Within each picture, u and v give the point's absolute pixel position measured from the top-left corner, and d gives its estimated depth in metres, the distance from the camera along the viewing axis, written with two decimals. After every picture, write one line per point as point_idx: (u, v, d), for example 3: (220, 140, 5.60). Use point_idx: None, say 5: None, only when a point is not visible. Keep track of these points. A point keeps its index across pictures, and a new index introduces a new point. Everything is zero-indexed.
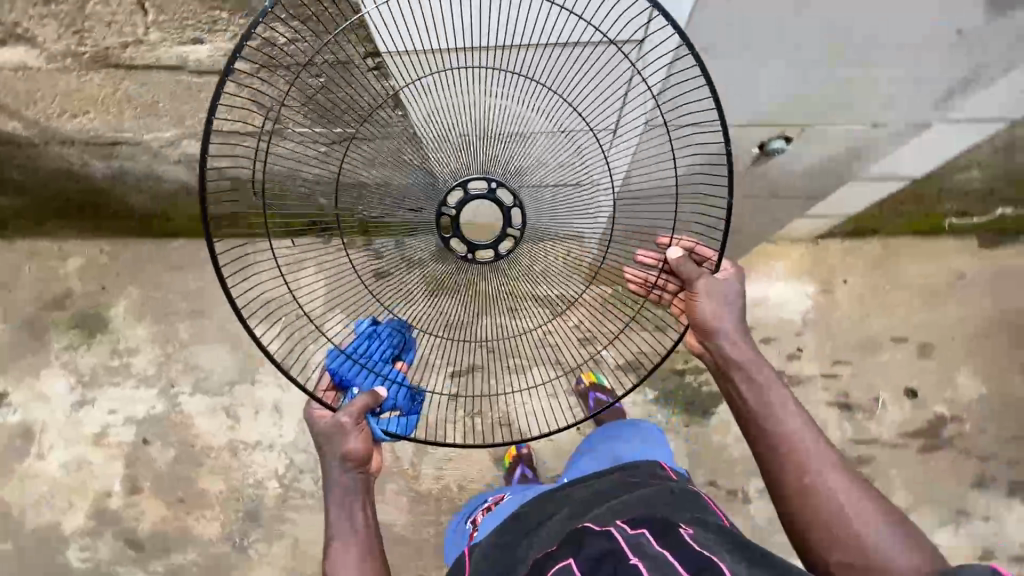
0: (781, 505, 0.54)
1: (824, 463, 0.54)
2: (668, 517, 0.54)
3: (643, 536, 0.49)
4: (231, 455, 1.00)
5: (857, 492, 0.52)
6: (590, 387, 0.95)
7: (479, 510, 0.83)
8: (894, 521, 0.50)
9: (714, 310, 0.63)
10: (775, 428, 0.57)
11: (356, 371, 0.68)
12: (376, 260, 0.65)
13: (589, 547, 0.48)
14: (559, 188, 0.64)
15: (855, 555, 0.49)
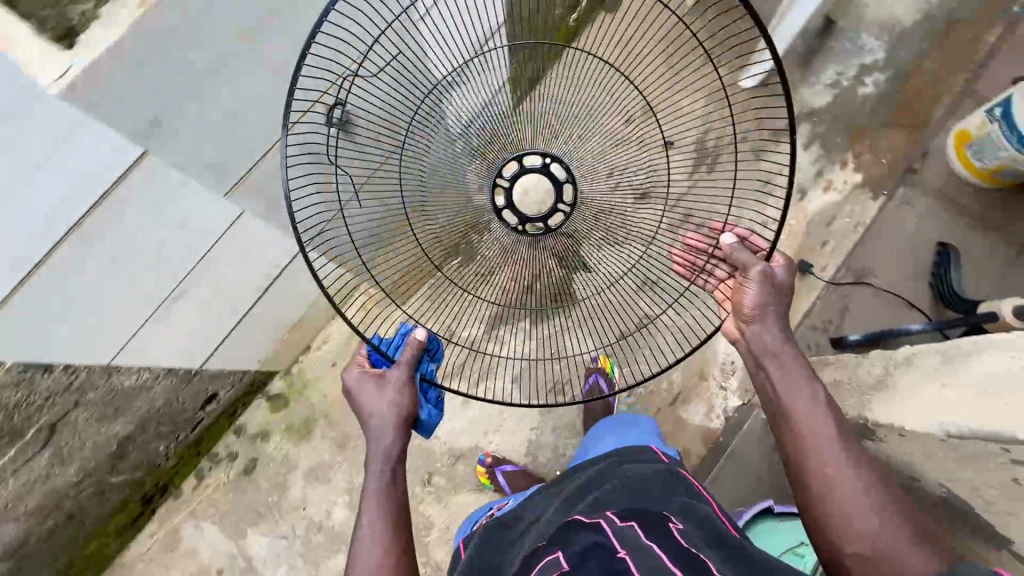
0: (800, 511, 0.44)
1: (852, 458, 0.43)
2: (653, 509, 0.44)
3: (633, 527, 0.39)
4: None
5: (882, 489, 0.42)
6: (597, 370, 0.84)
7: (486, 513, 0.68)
8: (919, 530, 0.40)
9: (763, 297, 0.53)
10: (796, 429, 0.47)
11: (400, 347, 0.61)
12: (434, 224, 0.62)
13: (575, 545, 0.38)
14: (615, 147, 0.61)
15: (876, 563, 0.39)
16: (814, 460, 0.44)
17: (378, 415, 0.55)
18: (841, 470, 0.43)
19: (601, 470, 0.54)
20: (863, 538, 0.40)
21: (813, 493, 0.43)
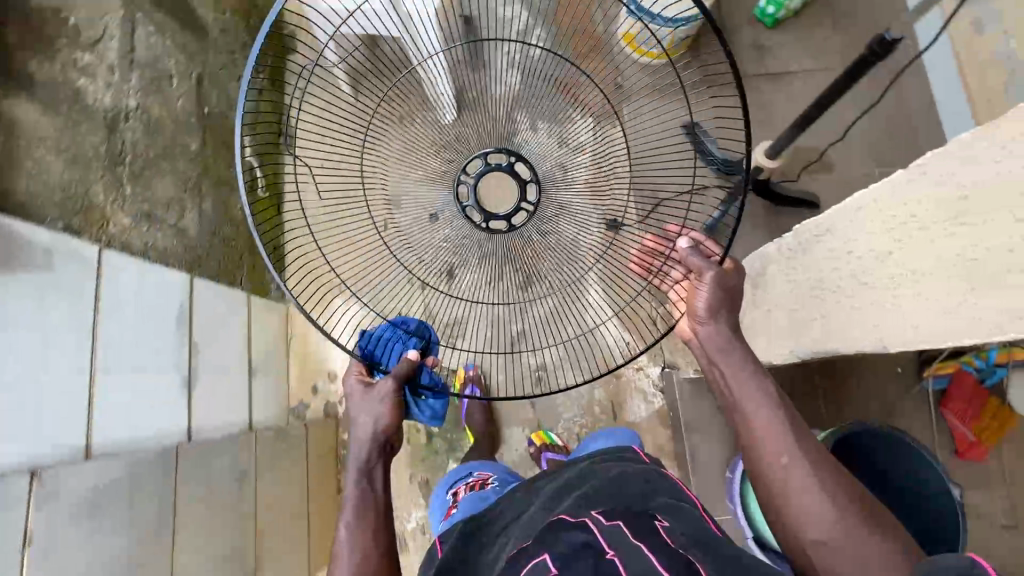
0: (766, 511, 0.45)
1: (808, 450, 0.44)
2: (641, 507, 0.42)
3: (619, 526, 0.37)
4: None
5: (833, 480, 0.42)
6: (544, 447, 0.87)
7: (463, 484, 0.75)
8: (885, 525, 0.40)
9: (718, 303, 0.52)
10: (744, 425, 0.47)
11: (387, 348, 0.62)
12: (395, 219, 0.60)
13: (563, 540, 0.37)
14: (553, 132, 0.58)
15: (849, 565, 0.39)
16: (772, 446, 0.45)
17: (361, 430, 0.55)
18: (796, 457, 0.44)
19: (584, 467, 0.51)
20: (818, 524, 0.41)
21: (771, 479, 0.44)
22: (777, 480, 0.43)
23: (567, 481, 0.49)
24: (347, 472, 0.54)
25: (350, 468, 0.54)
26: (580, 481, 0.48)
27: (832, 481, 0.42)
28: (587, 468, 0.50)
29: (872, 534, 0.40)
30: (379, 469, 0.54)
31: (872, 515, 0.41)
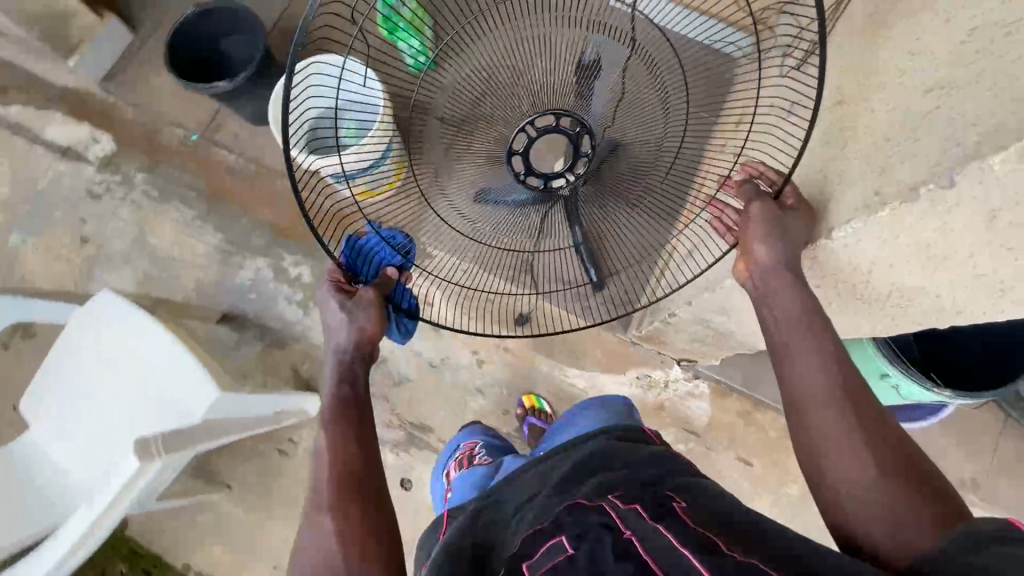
0: (818, 489, 0.70)
1: (851, 431, 0.70)
2: (658, 487, 0.68)
3: (635, 510, 0.62)
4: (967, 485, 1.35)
5: (863, 446, 0.69)
6: (530, 409, 1.41)
7: (454, 459, 1.22)
8: (897, 479, 0.66)
9: (770, 247, 0.81)
10: (815, 420, 0.72)
11: (365, 261, 1.01)
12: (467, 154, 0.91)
13: (590, 525, 0.60)
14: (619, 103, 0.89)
15: (889, 519, 0.64)
16: (839, 424, 0.70)
17: (332, 321, 0.92)
18: (863, 442, 0.69)
19: (599, 446, 0.81)
20: (872, 484, 0.66)
21: (830, 449, 0.70)
22: (835, 445, 0.70)
23: (587, 453, 0.80)
24: (329, 339, 0.94)
25: (332, 333, 0.93)
26: (609, 459, 0.77)
27: (899, 461, 0.67)
28: (610, 447, 0.80)
29: (925, 508, 0.63)
30: (359, 355, 0.92)
31: (925, 497, 0.64)
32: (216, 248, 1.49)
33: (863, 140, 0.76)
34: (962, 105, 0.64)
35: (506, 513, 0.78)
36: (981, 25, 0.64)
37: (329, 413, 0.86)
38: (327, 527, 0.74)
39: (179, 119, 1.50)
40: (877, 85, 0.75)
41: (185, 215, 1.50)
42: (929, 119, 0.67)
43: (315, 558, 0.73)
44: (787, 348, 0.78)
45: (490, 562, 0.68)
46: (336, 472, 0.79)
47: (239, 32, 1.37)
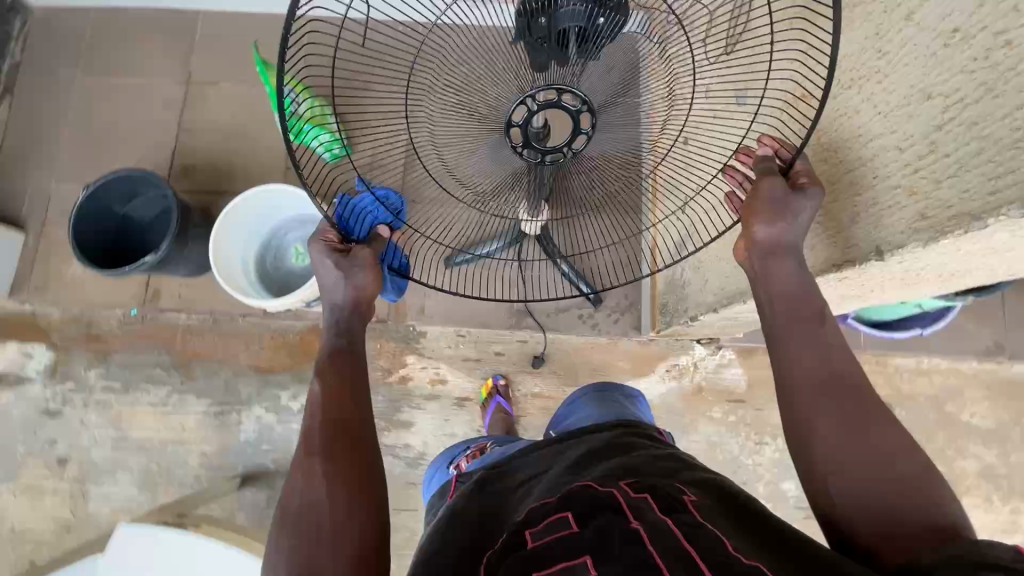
0: (802, 458, 0.73)
1: (846, 398, 0.73)
2: (669, 484, 0.69)
3: (668, 523, 0.61)
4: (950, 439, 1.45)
5: (852, 416, 0.71)
6: None
7: (462, 457, 1.19)
8: (898, 454, 0.68)
9: (774, 224, 0.82)
10: (801, 372, 0.76)
11: (354, 220, 1.10)
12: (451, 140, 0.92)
13: (619, 544, 0.59)
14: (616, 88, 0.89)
15: (874, 501, 0.66)
16: (829, 419, 0.71)
17: (328, 279, 0.99)
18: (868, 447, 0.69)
19: (609, 441, 0.86)
20: (868, 477, 0.67)
21: (820, 427, 0.71)
22: (832, 438, 0.70)
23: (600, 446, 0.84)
24: (325, 300, 1.01)
25: (329, 292, 1.00)
26: (617, 453, 0.81)
27: (908, 465, 0.67)
28: (618, 444, 0.84)
29: (913, 513, 0.65)
30: (351, 314, 1.01)
31: (929, 496, 0.66)
32: (211, 414, 1.60)
33: (888, 176, 0.73)
34: (964, 149, 0.62)
35: (514, 483, 0.83)
36: (971, 71, 0.61)
37: (330, 363, 0.93)
38: (318, 472, 0.79)
39: (142, 383, 1.62)
40: (877, 118, 0.74)
41: (192, 411, 1.61)
42: (934, 143, 0.66)
43: (306, 495, 0.77)
44: (795, 332, 0.79)
45: (494, 521, 0.75)
46: (327, 422, 0.84)
47: (138, 197, 1.47)
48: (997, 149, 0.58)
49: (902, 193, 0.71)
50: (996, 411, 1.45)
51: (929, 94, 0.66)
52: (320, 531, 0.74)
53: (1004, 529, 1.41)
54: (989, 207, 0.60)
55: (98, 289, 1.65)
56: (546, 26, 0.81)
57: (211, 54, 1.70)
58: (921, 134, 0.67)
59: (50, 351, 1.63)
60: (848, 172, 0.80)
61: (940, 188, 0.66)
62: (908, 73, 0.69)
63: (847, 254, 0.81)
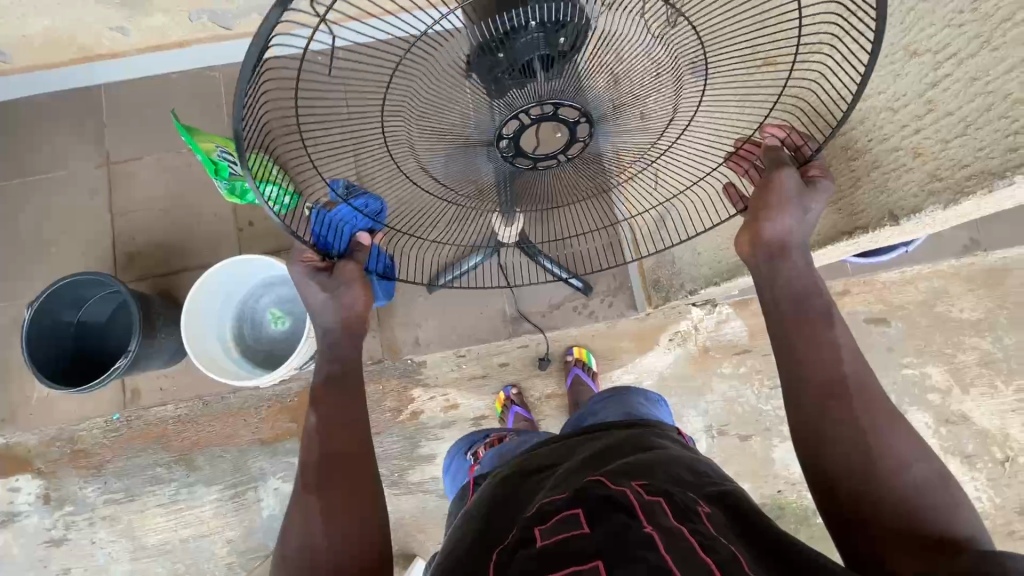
0: (815, 456, 0.73)
1: (864, 393, 0.74)
2: (689, 496, 0.69)
3: (684, 532, 0.61)
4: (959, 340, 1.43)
5: (878, 415, 0.72)
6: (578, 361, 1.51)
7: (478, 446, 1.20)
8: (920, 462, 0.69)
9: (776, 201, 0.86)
10: (817, 358, 0.78)
11: (334, 235, 1.02)
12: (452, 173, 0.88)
13: (635, 544, 0.58)
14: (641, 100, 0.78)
15: (900, 506, 0.66)
16: (837, 420, 0.73)
17: (317, 299, 0.96)
18: (877, 462, 0.69)
19: (622, 439, 0.85)
20: (876, 487, 0.68)
21: (827, 429, 0.73)
22: (841, 441, 0.72)
23: (613, 444, 0.84)
24: (314, 320, 0.98)
25: (318, 311, 0.97)
26: (627, 450, 0.82)
27: (917, 477, 0.68)
28: (628, 441, 0.85)
29: (920, 529, 0.65)
30: (344, 334, 0.98)
31: (936, 512, 0.66)
32: (226, 498, 1.53)
33: (887, 138, 0.93)
34: (969, 106, 0.82)
35: (540, 478, 0.82)
36: (959, 25, 0.81)
37: (321, 390, 0.90)
38: (316, 509, 0.78)
39: (146, 486, 1.53)
40: (865, 81, 0.95)
41: (207, 500, 1.53)
42: (930, 98, 0.86)
43: (304, 539, 0.76)
44: (803, 327, 0.81)
45: (506, 508, 0.76)
46: (322, 455, 0.82)
47: (89, 301, 1.37)
48: (1007, 105, 0.77)
49: (907, 154, 0.90)
50: (982, 300, 1.43)
51: (917, 52, 0.86)
52: (320, 573, 0.74)
53: (1013, 409, 1.40)
54: (1012, 163, 0.78)
55: (72, 402, 1.55)
56: (505, 61, 0.71)
57: (126, 131, 1.58)
58: (917, 96, 0.87)
59: (38, 479, 1.53)
60: (844, 137, 1.00)
61: (950, 147, 0.85)
62: (887, 32, 0.90)
63: (857, 221, 1.01)
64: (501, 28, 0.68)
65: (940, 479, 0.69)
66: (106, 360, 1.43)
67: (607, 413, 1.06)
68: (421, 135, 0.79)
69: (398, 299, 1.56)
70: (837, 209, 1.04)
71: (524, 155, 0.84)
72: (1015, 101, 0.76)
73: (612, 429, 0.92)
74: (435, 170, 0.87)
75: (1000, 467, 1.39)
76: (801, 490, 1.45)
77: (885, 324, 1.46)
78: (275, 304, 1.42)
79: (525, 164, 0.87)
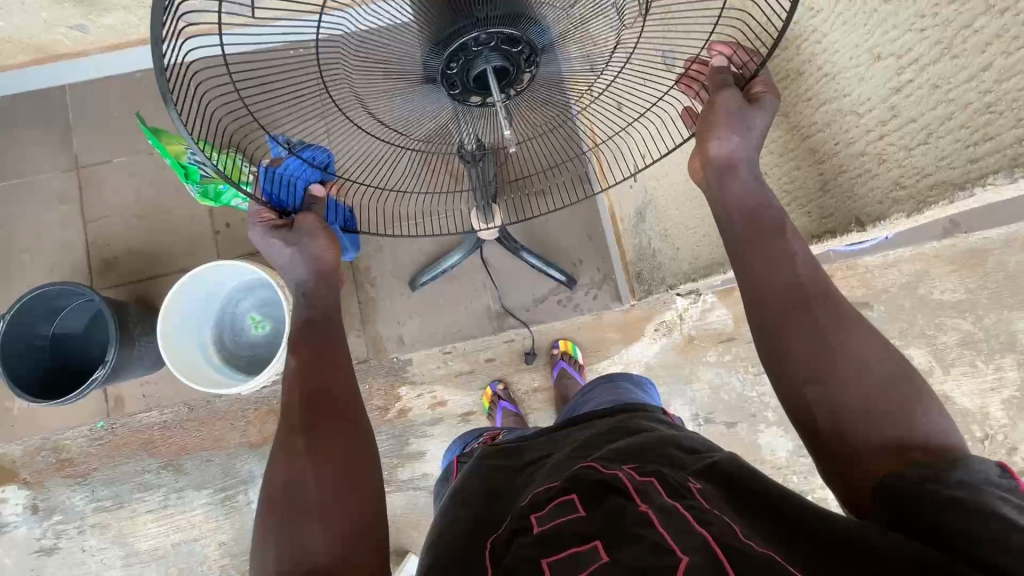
0: (782, 380, 0.73)
1: (827, 305, 0.74)
2: (679, 475, 0.67)
3: (678, 506, 0.60)
4: (942, 323, 1.41)
5: (841, 329, 0.72)
6: (564, 352, 1.51)
7: (479, 438, 1.18)
8: (885, 358, 0.69)
9: (728, 124, 0.86)
10: (783, 276, 0.78)
11: (287, 192, 0.97)
12: (400, 120, 0.84)
13: (635, 532, 0.57)
14: (589, 41, 0.75)
15: (873, 413, 0.66)
16: (799, 330, 0.73)
17: (282, 256, 0.95)
18: (845, 370, 0.69)
19: (616, 424, 0.83)
20: (844, 391, 0.68)
21: (790, 342, 0.73)
22: (803, 351, 0.72)
23: (606, 431, 0.81)
24: (287, 279, 0.97)
25: (289, 268, 0.96)
26: (620, 436, 0.79)
27: (883, 373, 0.68)
28: (620, 426, 0.82)
29: (890, 426, 0.65)
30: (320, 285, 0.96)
31: (904, 405, 0.66)
32: (216, 501, 1.53)
33: (853, 142, 0.93)
34: (931, 115, 0.81)
35: (527, 465, 0.80)
36: (921, 30, 0.80)
37: (302, 336, 0.88)
38: (302, 446, 0.73)
39: (134, 492, 1.53)
40: (831, 83, 0.94)
41: (196, 504, 1.53)
42: (893, 105, 0.86)
43: (290, 476, 0.70)
44: (758, 242, 0.83)
45: (500, 501, 0.73)
46: (305, 392, 0.79)
47: (63, 311, 1.35)
48: (967, 115, 0.77)
49: (872, 160, 0.91)
50: (963, 281, 1.40)
51: (880, 56, 0.85)
52: (308, 513, 0.67)
53: (993, 389, 1.38)
54: (973, 175, 0.78)
55: (57, 412, 1.54)
56: (460, 67, 0.75)
57: (93, 134, 1.54)
58: (880, 101, 0.87)
59: (24, 490, 1.52)
60: (812, 139, 1.00)
61: (913, 155, 0.85)
62: (850, 34, 0.89)
63: (825, 227, 1.02)
64: (456, 34, 0.71)
65: (912, 377, 0.68)
66: (87, 370, 1.42)
67: (598, 397, 1.04)
68: (364, 83, 0.75)
69: (381, 298, 1.56)
70: (807, 211, 1.05)
71: (475, 94, 0.81)
72: (974, 112, 0.76)
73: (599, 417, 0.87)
74: (387, 118, 0.83)
75: (982, 446, 1.38)
76: (786, 474, 1.46)
77: (868, 308, 1.44)
78: (256, 308, 1.41)
79: (477, 102, 0.84)
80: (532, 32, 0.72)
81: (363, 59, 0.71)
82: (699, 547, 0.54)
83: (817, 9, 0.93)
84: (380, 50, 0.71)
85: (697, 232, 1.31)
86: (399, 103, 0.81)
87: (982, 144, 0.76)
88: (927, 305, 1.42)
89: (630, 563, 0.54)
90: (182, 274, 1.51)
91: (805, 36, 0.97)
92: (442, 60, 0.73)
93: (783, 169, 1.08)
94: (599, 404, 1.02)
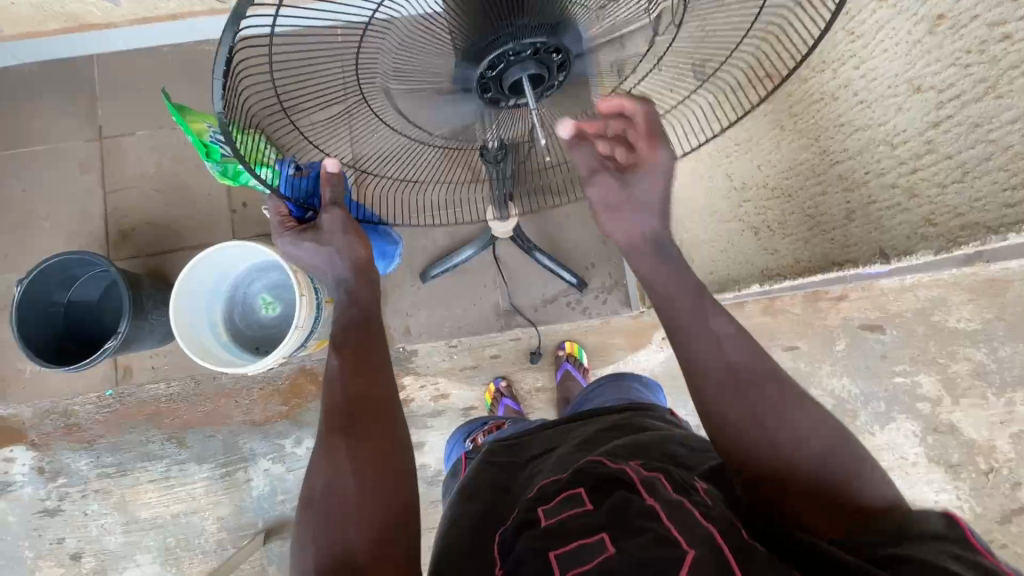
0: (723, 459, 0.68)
1: (759, 373, 0.69)
2: (685, 474, 0.67)
3: (686, 504, 0.59)
4: (959, 352, 1.29)
5: (776, 403, 0.67)
6: (569, 353, 1.51)
7: (479, 432, 1.18)
8: (812, 420, 0.66)
9: None
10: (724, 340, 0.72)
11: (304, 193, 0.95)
12: (422, 116, 0.83)
13: (643, 524, 0.56)
14: (623, 45, 0.74)
15: (810, 489, 0.63)
16: (734, 402, 0.68)
17: (319, 260, 0.92)
18: (772, 430, 0.66)
19: (617, 421, 0.81)
20: (773, 444, 0.66)
21: (725, 413, 0.68)
22: (737, 425, 0.67)
23: (607, 426, 0.80)
24: (326, 277, 0.94)
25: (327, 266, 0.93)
26: (623, 432, 0.78)
27: (812, 441, 0.65)
28: (623, 422, 0.81)
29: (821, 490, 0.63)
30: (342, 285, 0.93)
31: (838, 474, 0.63)
32: (217, 476, 1.55)
33: (884, 173, 0.92)
34: (970, 153, 0.81)
35: (525, 460, 0.80)
36: (965, 66, 0.79)
37: (343, 336, 0.85)
38: (342, 449, 0.72)
39: (138, 461, 1.55)
40: (866, 110, 0.92)
41: (197, 477, 1.55)
42: (931, 140, 0.85)
43: (331, 478, 0.70)
44: (694, 308, 0.75)
45: (506, 495, 0.73)
46: (348, 399, 0.77)
47: (79, 280, 1.37)
48: (1006, 158, 0.77)
49: (903, 193, 0.90)
50: (980, 311, 1.22)
51: (920, 88, 0.84)
52: (347, 513, 0.68)
53: (1001, 422, 1.27)
54: (1009, 219, 0.78)
55: (67, 377, 1.57)
56: (496, 76, 0.75)
57: (117, 104, 1.55)
58: (917, 134, 0.86)
59: (31, 451, 1.55)
60: (835, 166, 1.00)
61: (946, 193, 0.85)
62: (891, 60, 0.87)
63: (848, 254, 1.01)
64: (498, 47, 0.70)
65: (839, 435, 0.66)
66: (97, 339, 1.44)
67: (601, 394, 1.05)
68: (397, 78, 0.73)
69: (392, 288, 1.56)
70: (830, 238, 1.04)
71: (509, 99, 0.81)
72: (1014, 155, 0.76)
73: (599, 413, 0.86)
74: (414, 114, 0.82)
75: (984, 480, 1.30)
76: None
77: (880, 331, 1.38)
78: (268, 290, 1.44)
79: (507, 104, 0.83)
80: (568, 40, 0.72)
81: (400, 70, 0.73)
82: (702, 543, 0.54)
83: (857, 36, 0.92)
84: (419, 47, 0.70)
85: (729, 233, 1.24)
86: (414, 110, 0.82)
87: (1021, 189, 0.76)
88: (944, 332, 1.29)
89: (635, 552, 0.54)
90: (196, 250, 1.52)
91: (842, 60, 0.95)
92: (477, 68, 0.74)
93: (808, 193, 1.06)
94: (603, 399, 1.03)
